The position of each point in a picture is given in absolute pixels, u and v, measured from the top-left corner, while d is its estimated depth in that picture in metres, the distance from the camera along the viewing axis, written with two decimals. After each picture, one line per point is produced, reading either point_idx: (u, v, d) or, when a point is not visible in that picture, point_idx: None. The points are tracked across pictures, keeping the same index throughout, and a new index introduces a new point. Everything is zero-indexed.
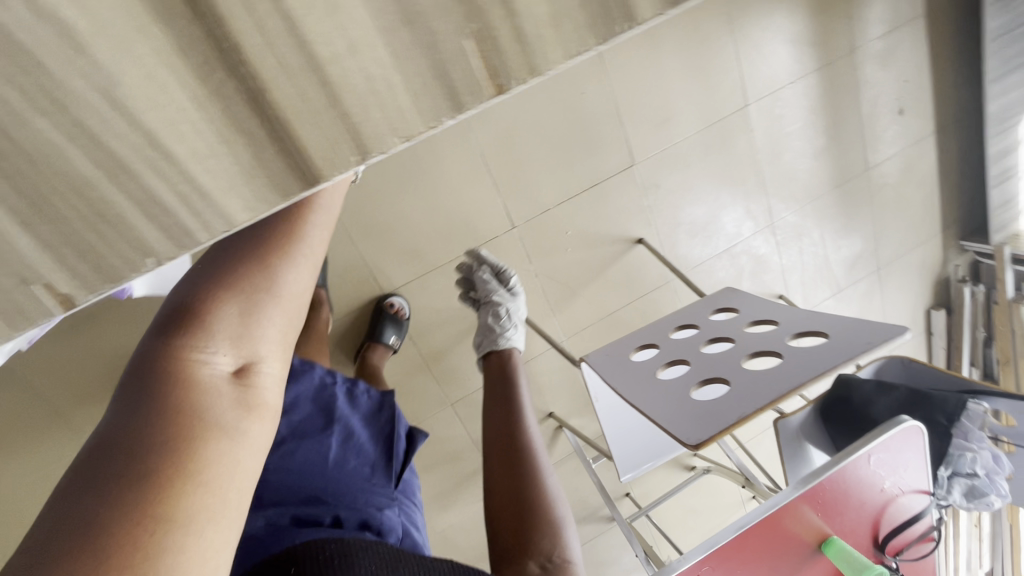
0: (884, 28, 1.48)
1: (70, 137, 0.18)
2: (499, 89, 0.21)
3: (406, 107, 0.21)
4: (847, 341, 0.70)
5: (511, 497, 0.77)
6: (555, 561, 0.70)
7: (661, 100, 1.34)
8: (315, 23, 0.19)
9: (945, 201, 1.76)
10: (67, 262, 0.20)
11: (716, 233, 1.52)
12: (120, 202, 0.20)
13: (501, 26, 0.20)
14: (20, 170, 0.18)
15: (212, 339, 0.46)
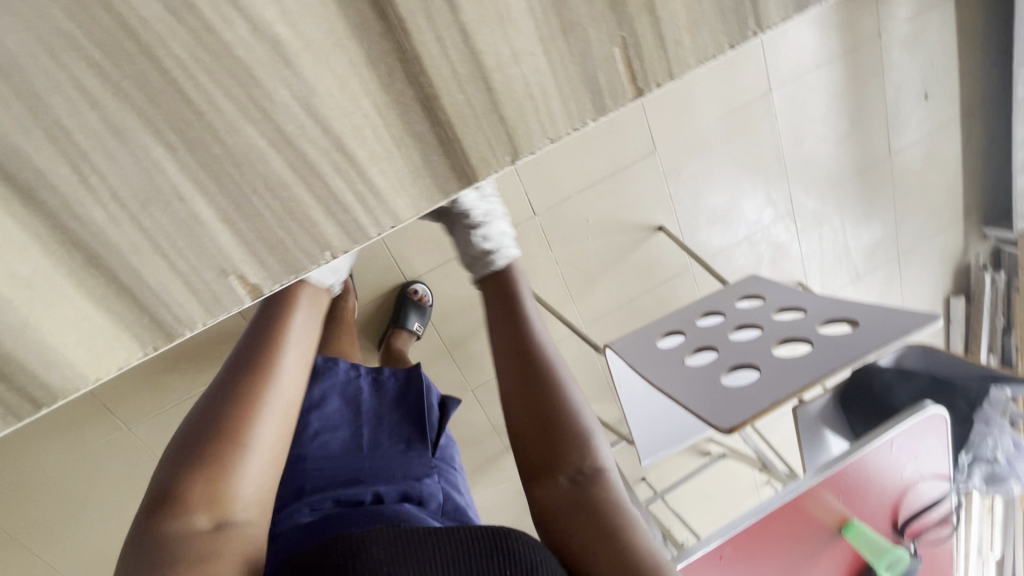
0: (913, 11, 1.45)
1: (270, 142, 0.23)
2: (638, 92, 0.26)
3: (558, 108, 0.25)
4: (877, 328, 0.71)
5: (531, 407, 0.66)
6: (585, 472, 0.62)
7: (683, 86, 1.33)
8: (484, 32, 0.23)
9: (968, 187, 1.74)
10: (260, 258, 0.25)
11: (736, 220, 1.52)
12: (302, 198, 0.24)
13: (645, 32, 0.25)
14: (226, 173, 0.23)
15: (193, 501, 0.54)
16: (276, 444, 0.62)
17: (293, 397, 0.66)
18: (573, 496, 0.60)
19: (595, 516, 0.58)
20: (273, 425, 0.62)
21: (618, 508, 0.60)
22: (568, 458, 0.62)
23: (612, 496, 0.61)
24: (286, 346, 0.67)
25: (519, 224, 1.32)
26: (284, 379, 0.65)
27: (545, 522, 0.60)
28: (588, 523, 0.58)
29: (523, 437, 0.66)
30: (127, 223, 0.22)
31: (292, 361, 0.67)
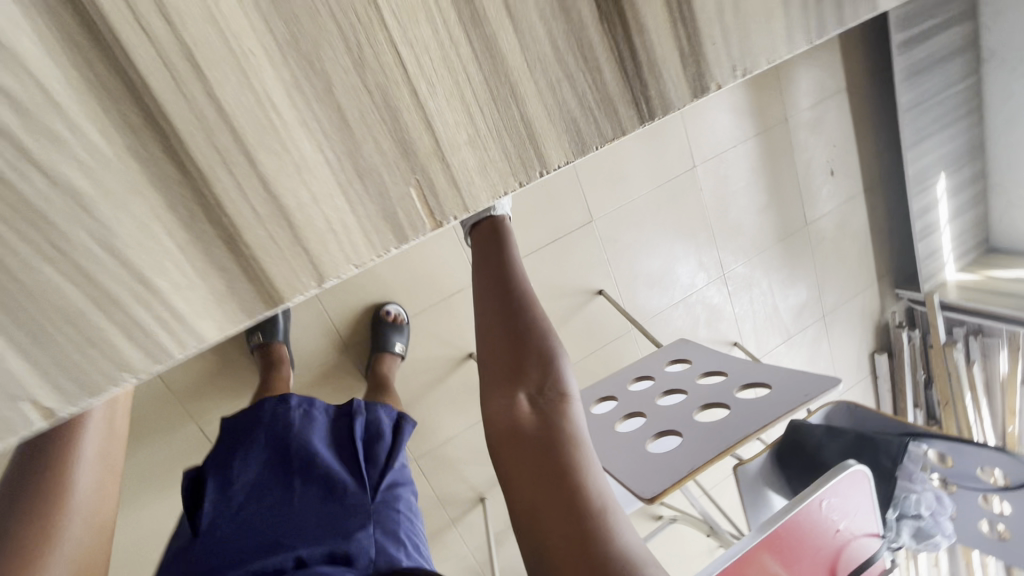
0: (812, 100, 1.64)
1: (69, 279, 0.20)
2: (436, 225, 0.26)
3: (359, 240, 0.24)
4: (786, 393, 0.75)
5: (506, 330, 0.65)
6: (549, 394, 0.61)
7: (613, 162, 1.43)
8: (284, 180, 0.22)
9: (878, 252, 1.91)
10: (56, 381, 0.20)
11: (672, 284, 1.59)
12: (108, 328, 0.21)
13: (438, 171, 0.25)
14: (16, 306, 0.19)
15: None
16: (87, 558, 0.52)
17: (105, 495, 0.55)
18: (535, 428, 0.59)
19: (551, 448, 0.57)
20: (82, 546, 0.51)
21: (574, 440, 0.59)
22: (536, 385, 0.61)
23: (571, 428, 0.60)
24: (93, 429, 0.54)
25: (460, 290, 1.33)
26: (85, 483, 0.52)
27: (500, 454, 0.60)
28: (543, 457, 0.57)
29: (491, 359, 0.65)
30: None
31: (97, 457, 0.54)
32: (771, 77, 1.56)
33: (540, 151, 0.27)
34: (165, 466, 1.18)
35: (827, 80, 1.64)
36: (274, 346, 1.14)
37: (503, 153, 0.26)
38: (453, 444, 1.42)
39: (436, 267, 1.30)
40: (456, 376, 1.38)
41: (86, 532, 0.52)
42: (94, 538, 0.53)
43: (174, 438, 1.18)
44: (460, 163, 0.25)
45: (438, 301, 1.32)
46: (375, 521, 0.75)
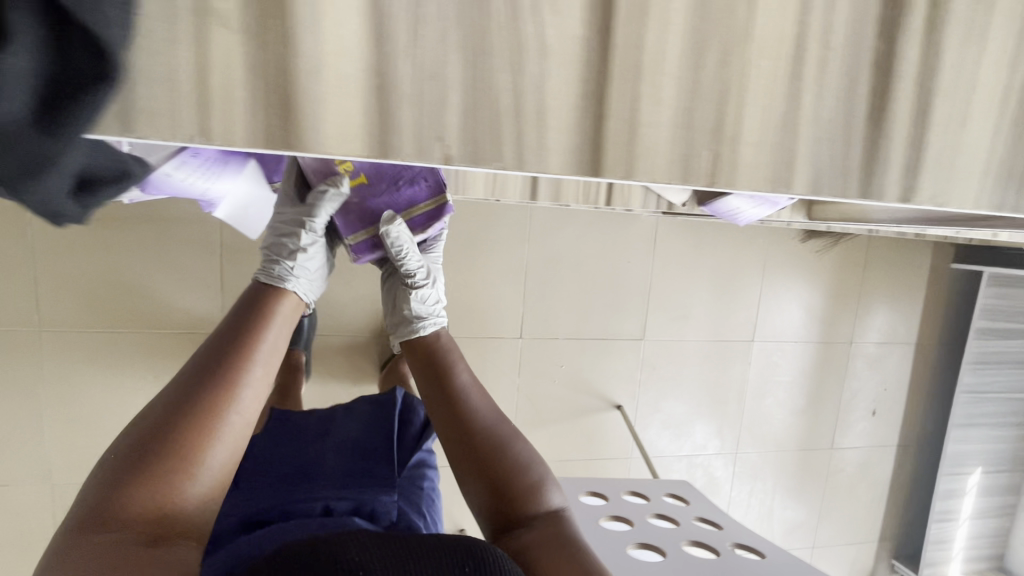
0: (880, 338, 1.70)
1: (364, 43, 0.25)
2: (709, 177, 0.29)
3: (657, 157, 0.28)
4: (778, 568, 0.74)
5: (481, 464, 0.75)
6: (542, 517, 0.71)
7: (685, 301, 1.50)
8: (614, 74, 0.27)
9: (890, 512, 1.84)
10: (268, 122, 0.25)
11: (685, 435, 1.59)
12: (364, 103, 0.26)
13: (724, 147, 0.29)
14: (269, 42, 0.25)
15: (147, 496, 0.57)
16: (236, 444, 0.66)
17: (256, 404, 0.69)
18: (543, 543, 0.68)
19: (570, 554, 0.67)
20: (245, 405, 0.67)
21: (585, 547, 0.68)
22: (532, 514, 0.71)
23: (579, 538, 0.70)
24: (261, 356, 0.71)
25: (502, 336, 1.39)
26: (248, 390, 0.68)
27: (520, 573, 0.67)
28: (566, 559, 0.66)
29: (482, 502, 0.74)
30: (201, 61, 0.24)
31: (257, 378, 0.70)
32: (851, 300, 1.65)
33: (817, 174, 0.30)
34: (170, 352, 1.20)
35: (901, 328, 1.70)
36: (293, 352, 1.16)
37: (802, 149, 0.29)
38: None
39: (493, 307, 1.37)
40: None
41: (242, 426, 0.67)
42: (242, 437, 0.67)
43: (196, 330, 1.21)
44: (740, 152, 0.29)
45: (476, 336, 1.37)
46: (400, 493, 0.82)
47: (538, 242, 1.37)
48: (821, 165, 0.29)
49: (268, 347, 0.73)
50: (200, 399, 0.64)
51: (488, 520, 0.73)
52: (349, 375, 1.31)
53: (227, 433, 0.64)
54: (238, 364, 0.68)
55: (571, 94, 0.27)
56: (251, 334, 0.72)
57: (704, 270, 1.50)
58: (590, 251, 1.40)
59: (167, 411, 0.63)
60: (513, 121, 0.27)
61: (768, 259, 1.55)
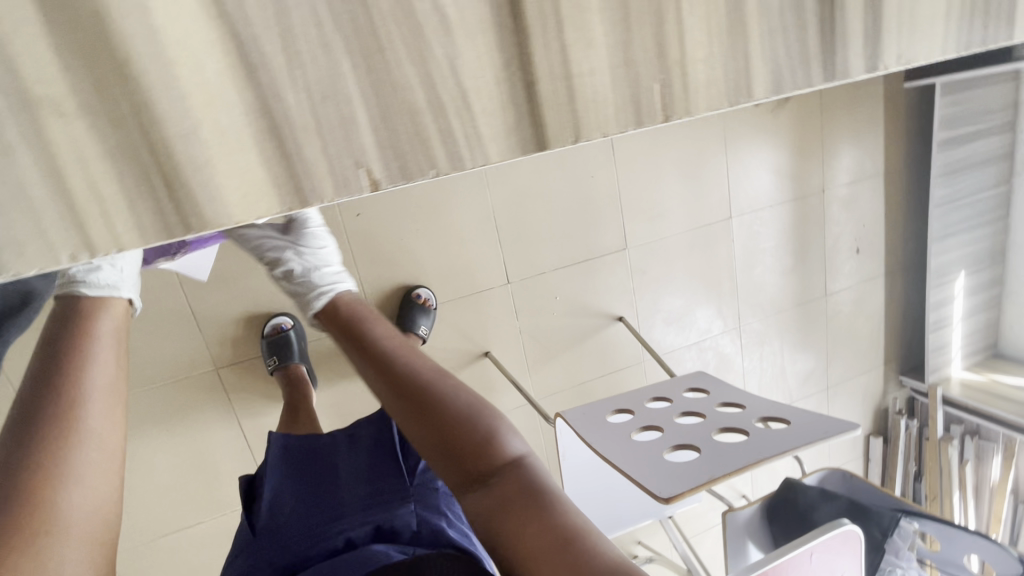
0: (849, 178, 1.71)
1: (232, 77, 0.20)
2: (666, 119, 0.26)
3: (614, 109, 0.25)
4: (806, 429, 0.78)
5: (423, 421, 0.74)
6: (500, 466, 0.69)
7: (657, 198, 1.49)
8: (540, 29, 0.23)
9: (888, 336, 1.94)
10: (149, 214, 0.20)
11: (689, 325, 1.63)
12: (255, 153, 0.21)
13: (678, 83, 0.25)
14: (121, 116, 0.19)
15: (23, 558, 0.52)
16: (98, 475, 0.61)
17: (116, 430, 0.65)
18: (500, 489, 0.68)
19: (521, 499, 0.66)
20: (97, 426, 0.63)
21: (535, 484, 0.68)
22: (482, 462, 0.70)
23: (535, 478, 0.68)
24: (93, 377, 0.65)
25: (491, 287, 1.38)
26: (91, 422, 0.62)
27: (485, 519, 0.68)
28: (519, 507, 0.66)
29: (436, 461, 0.73)
30: (31, 164, 0.19)
31: (97, 406, 0.64)
32: (815, 149, 1.64)
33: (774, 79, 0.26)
34: (169, 401, 1.17)
35: (867, 162, 1.71)
36: (292, 365, 1.17)
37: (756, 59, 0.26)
38: None
39: (473, 261, 1.34)
40: (469, 371, 1.41)
41: (100, 457, 0.62)
42: (106, 473, 0.62)
43: (191, 375, 1.18)
44: (694, 76, 0.25)
45: (465, 294, 1.36)
46: (415, 500, 0.86)
47: (498, 184, 1.32)
48: (779, 58, 0.26)
49: (99, 367, 0.67)
50: (36, 445, 0.58)
51: (446, 475, 0.72)
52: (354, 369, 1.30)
53: (79, 464, 0.59)
54: (66, 393, 0.62)
55: (497, 67, 0.23)
56: (80, 357, 0.66)
57: (668, 162, 1.47)
58: (552, 177, 1.36)
59: (3, 470, 0.56)
60: (432, 120, 0.22)
61: (726, 133, 1.52)
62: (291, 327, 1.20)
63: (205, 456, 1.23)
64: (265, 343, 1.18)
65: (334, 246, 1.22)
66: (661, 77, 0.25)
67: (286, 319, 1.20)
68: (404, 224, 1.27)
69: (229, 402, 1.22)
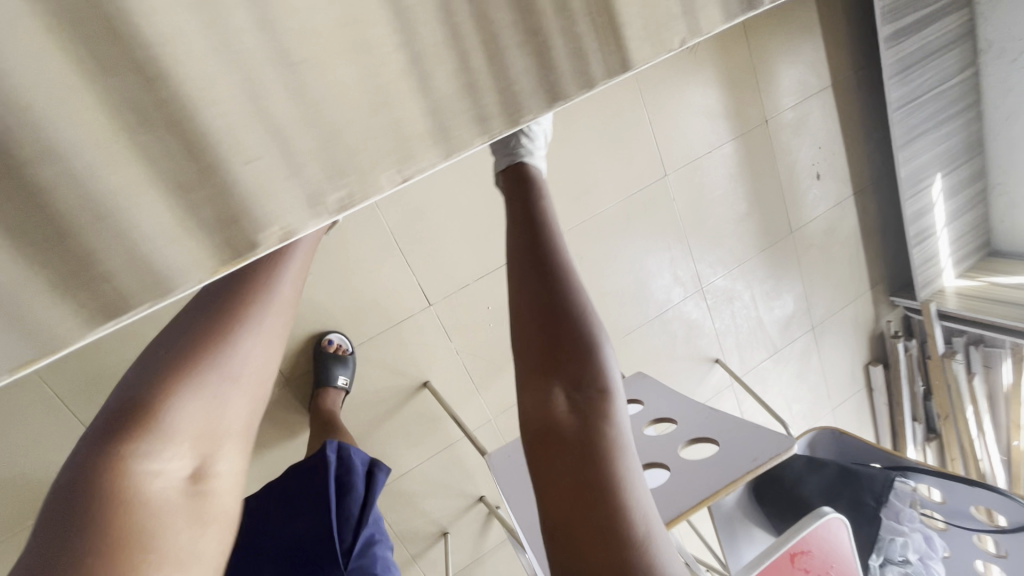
0: (794, 100, 1.53)
1: None
2: None
3: None
4: (733, 457, 0.69)
5: (543, 301, 0.51)
6: (590, 394, 0.49)
7: (578, 174, 1.33)
8: None
9: (871, 259, 1.79)
10: None
11: (646, 299, 1.49)
12: None
13: None
14: None
15: (171, 443, 0.47)
16: (259, 377, 0.52)
17: (243, 406, 0.52)
18: (577, 422, 0.48)
19: (581, 456, 0.46)
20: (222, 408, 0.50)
21: (611, 433, 0.48)
22: (572, 378, 0.50)
23: (612, 437, 0.48)
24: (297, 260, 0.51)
25: (412, 315, 1.24)
26: (227, 390, 0.49)
27: (535, 443, 0.49)
28: (570, 467, 0.46)
29: (524, 341, 0.52)
30: None
31: (296, 285, 0.52)
32: (749, 77, 1.46)
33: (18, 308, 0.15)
34: None
35: (810, 78, 1.52)
36: None
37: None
38: (408, 478, 1.35)
39: (383, 292, 1.21)
40: (409, 407, 1.30)
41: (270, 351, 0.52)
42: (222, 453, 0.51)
43: None
44: None
45: (384, 329, 1.23)
46: None
47: (390, 203, 1.17)
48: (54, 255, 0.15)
49: (258, 332, 0.50)
50: (206, 331, 0.48)
51: (520, 366, 0.52)
52: (281, 436, 1.19)
53: (246, 356, 0.50)
54: (242, 311, 0.48)
55: None
56: (234, 316, 0.48)
57: (580, 132, 1.31)
58: (449, 180, 1.20)
59: (176, 343, 0.48)
60: None
61: (642, 84, 1.34)
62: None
63: None
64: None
65: None
66: None
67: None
68: None
69: None
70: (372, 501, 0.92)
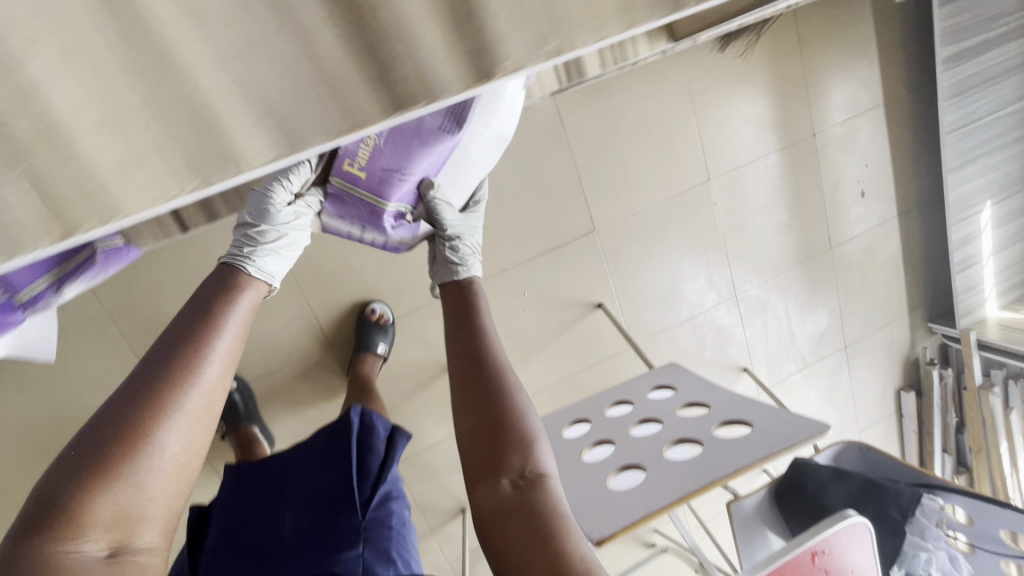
0: (844, 116, 1.53)
1: None
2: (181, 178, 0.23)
3: None
4: (766, 437, 0.72)
5: (486, 408, 0.74)
6: (528, 475, 0.69)
7: (621, 172, 1.36)
8: None
9: (910, 282, 1.76)
10: None
11: (679, 301, 1.51)
12: None
13: None
14: None
15: (91, 521, 0.53)
16: (184, 453, 0.60)
17: (165, 489, 0.58)
18: (520, 498, 0.67)
19: (528, 517, 0.65)
20: (154, 488, 0.57)
21: (546, 501, 0.67)
22: (517, 461, 0.70)
23: (547, 502, 0.67)
24: (218, 347, 0.64)
25: None
26: (157, 465, 0.57)
27: (486, 520, 0.66)
28: (526, 527, 0.64)
29: (476, 440, 0.73)
30: None
31: (219, 367, 0.64)
32: (800, 90, 1.47)
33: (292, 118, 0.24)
34: None
35: (862, 95, 1.53)
36: (246, 427, 1.16)
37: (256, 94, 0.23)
38: (433, 452, 1.39)
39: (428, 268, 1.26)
40: (440, 382, 1.34)
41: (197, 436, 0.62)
42: (145, 539, 0.56)
43: None
44: None
45: (425, 304, 1.28)
46: (364, 541, 0.84)
47: None
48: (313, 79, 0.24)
49: (187, 413, 0.60)
50: (145, 406, 0.58)
51: (468, 462, 0.72)
52: (319, 396, 1.25)
53: (170, 441, 0.58)
54: (178, 381, 0.60)
55: None
56: (168, 394, 0.59)
57: (627, 132, 1.34)
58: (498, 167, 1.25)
59: (109, 422, 0.57)
60: None
61: (693, 89, 1.37)
62: (236, 389, 1.15)
63: None
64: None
65: None
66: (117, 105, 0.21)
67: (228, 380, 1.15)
68: (345, 241, 1.19)
69: None
70: (390, 465, 0.98)
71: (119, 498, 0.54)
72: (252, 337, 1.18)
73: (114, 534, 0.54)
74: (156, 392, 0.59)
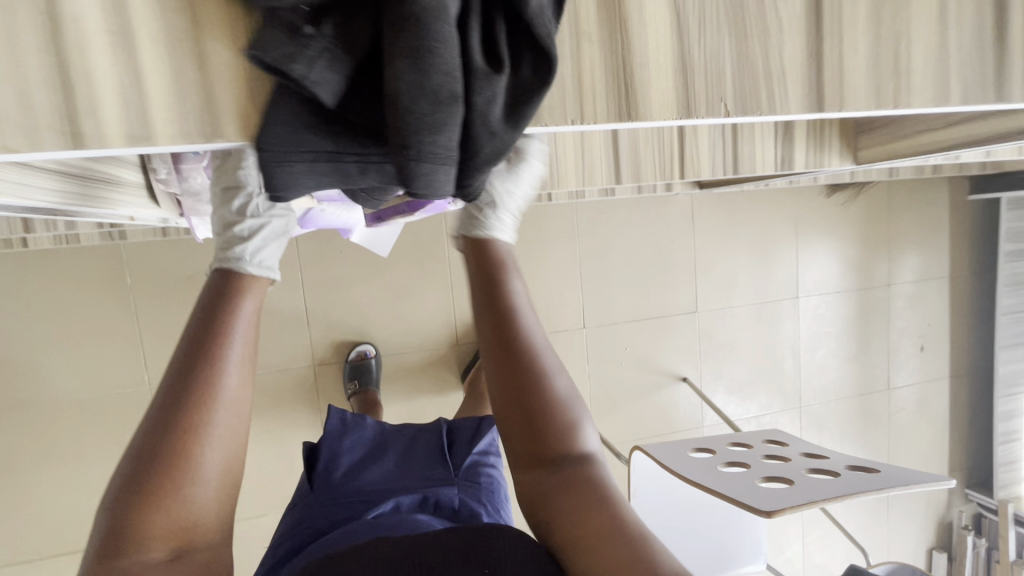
0: (914, 278, 1.78)
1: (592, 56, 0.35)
2: (777, 112, 0.43)
3: (744, 95, 0.41)
4: (902, 473, 0.79)
5: (517, 386, 0.57)
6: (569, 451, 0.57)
7: (727, 270, 1.58)
8: (692, 52, 0.40)
9: (953, 442, 1.88)
10: None
11: (751, 397, 1.64)
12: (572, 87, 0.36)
13: (776, 84, 0.42)
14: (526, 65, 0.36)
15: (147, 543, 0.49)
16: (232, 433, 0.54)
17: (216, 480, 0.53)
18: (563, 482, 0.55)
19: (580, 499, 0.54)
20: (204, 490, 0.52)
21: (592, 481, 0.56)
22: (556, 443, 0.57)
23: (595, 483, 0.56)
24: (244, 333, 0.55)
25: (567, 330, 1.45)
26: (204, 468, 0.52)
27: (528, 493, 0.57)
28: (581, 513, 0.54)
29: (509, 421, 0.58)
30: None
31: (248, 349, 0.55)
32: (881, 247, 1.73)
33: (826, 107, 0.44)
34: (268, 390, 1.25)
35: (932, 265, 1.78)
36: (370, 389, 1.22)
37: (815, 93, 0.43)
38: None
39: (555, 303, 1.44)
40: None
41: (231, 421, 0.54)
42: (207, 523, 0.53)
43: (285, 369, 1.26)
44: (784, 91, 0.42)
45: (543, 332, 1.43)
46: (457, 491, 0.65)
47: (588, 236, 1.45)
48: (854, 98, 0.44)
49: (229, 410, 0.53)
50: (177, 420, 0.50)
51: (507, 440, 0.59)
52: (433, 386, 1.36)
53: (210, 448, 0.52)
54: (208, 384, 0.52)
55: (688, 73, 0.40)
56: (201, 398, 0.51)
57: (739, 239, 1.58)
58: (634, 237, 1.48)
59: (157, 425, 0.51)
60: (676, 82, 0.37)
61: (798, 221, 1.63)
62: (374, 356, 1.28)
63: (283, 455, 1.27)
64: (347, 368, 1.26)
65: (436, 269, 1.33)
66: (783, 83, 0.42)
67: (369, 348, 1.28)
68: None
69: (317, 402, 1.28)
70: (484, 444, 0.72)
71: (174, 513, 0.50)
72: (398, 316, 1.33)
73: (174, 543, 0.50)
74: (185, 404, 0.51)
